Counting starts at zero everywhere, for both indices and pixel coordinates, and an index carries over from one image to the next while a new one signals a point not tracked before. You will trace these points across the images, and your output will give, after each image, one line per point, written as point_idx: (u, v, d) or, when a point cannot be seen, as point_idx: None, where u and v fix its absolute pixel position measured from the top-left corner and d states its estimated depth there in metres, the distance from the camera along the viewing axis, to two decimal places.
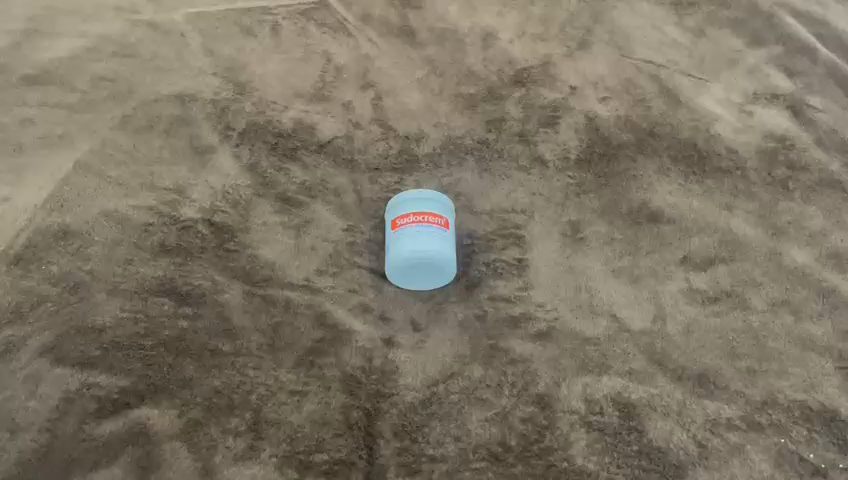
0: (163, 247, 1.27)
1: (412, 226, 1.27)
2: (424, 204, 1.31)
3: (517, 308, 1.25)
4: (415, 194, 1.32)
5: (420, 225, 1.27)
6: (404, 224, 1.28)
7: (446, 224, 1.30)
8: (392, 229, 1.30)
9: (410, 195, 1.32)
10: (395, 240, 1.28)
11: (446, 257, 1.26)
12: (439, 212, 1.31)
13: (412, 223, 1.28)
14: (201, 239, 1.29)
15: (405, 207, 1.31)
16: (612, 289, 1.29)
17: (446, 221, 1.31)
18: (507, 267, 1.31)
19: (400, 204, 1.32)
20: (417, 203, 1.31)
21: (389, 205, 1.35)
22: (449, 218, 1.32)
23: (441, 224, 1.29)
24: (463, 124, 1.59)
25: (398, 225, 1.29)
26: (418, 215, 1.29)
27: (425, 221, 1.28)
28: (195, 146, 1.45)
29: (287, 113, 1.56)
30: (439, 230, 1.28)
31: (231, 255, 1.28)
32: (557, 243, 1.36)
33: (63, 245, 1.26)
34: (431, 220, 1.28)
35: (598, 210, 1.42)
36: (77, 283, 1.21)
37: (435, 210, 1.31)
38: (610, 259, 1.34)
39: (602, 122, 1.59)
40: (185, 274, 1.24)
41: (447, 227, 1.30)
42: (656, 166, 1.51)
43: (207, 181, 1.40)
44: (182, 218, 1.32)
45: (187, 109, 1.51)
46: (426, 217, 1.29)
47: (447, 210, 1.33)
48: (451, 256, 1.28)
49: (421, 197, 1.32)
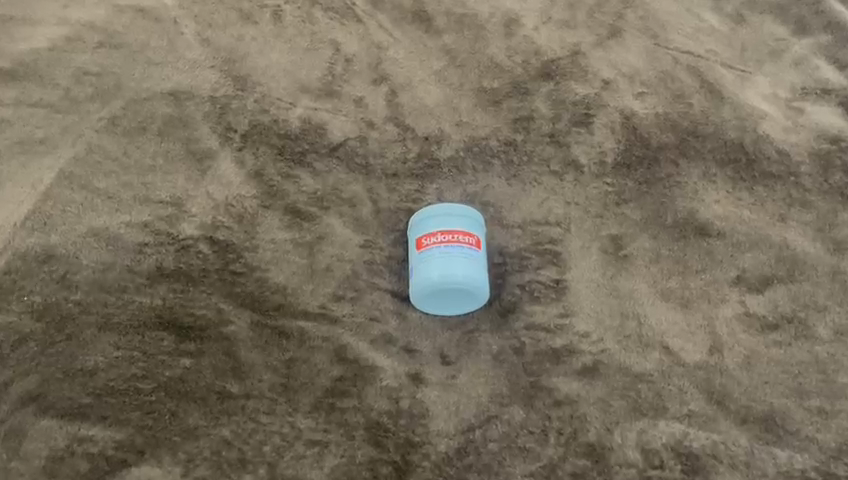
0: (160, 270, 1.13)
1: (440, 248, 1.13)
2: (451, 220, 1.17)
3: (559, 338, 1.12)
4: (442, 209, 1.17)
5: (448, 246, 1.13)
6: (431, 245, 1.14)
7: (477, 242, 1.16)
8: (417, 249, 1.15)
9: (436, 209, 1.18)
10: (421, 263, 1.14)
11: (478, 282, 1.13)
12: (469, 229, 1.17)
13: (440, 243, 1.14)
14: (203, 260, 1.15)
15: (430, 224, 1.17)
16: (662, 315, 1.16)
17: (477, 239, 1.16)
18: (544, 290, 1.18)
19: (424, 220, 1.17)
20: (445, 219, 1.17)
21: (411, 221, 1.20)
22: (479, 234, 1.18)
23: (472, 244, 1.15)
24: (488, 123, 1.44)
25: (424, 245, 1.15)
26: (446, 234, 1.14)
27: (455, 241, 1.14)
28: (193, 151, 1.30)
29: (293, 111, 1.41)
30: (470, 251, 1.14)
31: (237, 279, 1.15)
32: (598, 261, 1.23)
33: (46, 271, 1.11)
34: (461, 240, 1.14)
35: (641, 222, 1.29)
36: (64, 317, 1.07)
37: (465, 226, 1.17)
38: (657, 279, 1.21)
39: (640, 120, 1.45)
40: (185, 303, 1.10)
41: (478, 246, 1.16)
42: (701, 170, 1.38)
43: (207, 191, 1.25)
44: (180, 236, 1.18)
45: (183, 108, 1.36)
46: (455, 237, 1.14)
47: (477, 225, 1.19)
48: (484, 279, 1.14)
49: (449, 212, 1.17)
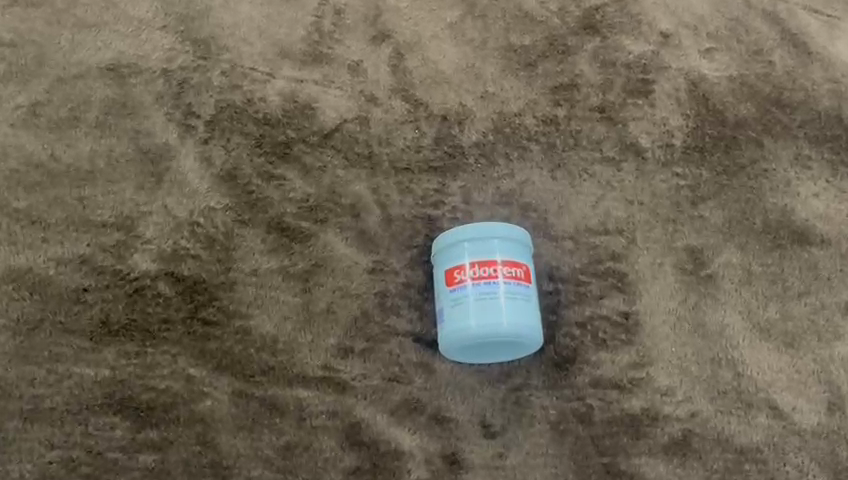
0: (106, 327, 0.85)
1: (479, 286, 0.85)
2: (491, 242, 0.88)
3: (636, 399, 0.87)
4: (477, 227, 0.88)
5: (491, 283, 0.85)
6: (467, 280, 0.86)
7: (526, 274, 0.88)
8: (448, 284, 0.87)
9: (470, 228, 0.88)
10: (454, 305, 0.86)
11: (530, 331, 0.85)
12: (516, 256, 0.88)
13: (480, 279, 0.86)
14: (163, 308, 0.87)
15: (465, 248, 0.88)
16: (764, 358, 0.90)
17: (527, 268, 0.88)
18: (611, 329, 0.92)
19: (456, 242, 0.88)
20: (483, 242, 0.88)
21: (436, 242, 0.91)
22: (528, 261, 0.89)
23: (520, 278, 0.87)
24: (519, 93, 1.13)
25: (457, 279, 0.87)
26: (487, 266, 0.86)
27: (498, 277, 0.86)
28: (143, 148, 0.99)
29: (272, 85, 1.09)
30: (518, 288, 0.86)
31: (210, 331, 0.87)
32: (675, 283, 0.96)
33: None
34: (507, 273, 0.86)
35: (724, 227, 1.01)
36: None
37: (509, 252, 0.88)
38: (751, 308, 0.94)
39: (711, 87, 1.15)
40: (142, 372, 0.83)
41: (528, 279, 0.88)
42: (791, 153, 1.09)
43: (164, 205, 0.95)
44: (131, 274, 0.89)
45: (127, 88, 1.04)
46: (498, 270, 0.86)
47: (524, 247, 0.90)
48: (537, 324, 0.87)
49: (488, 231, 0.88)
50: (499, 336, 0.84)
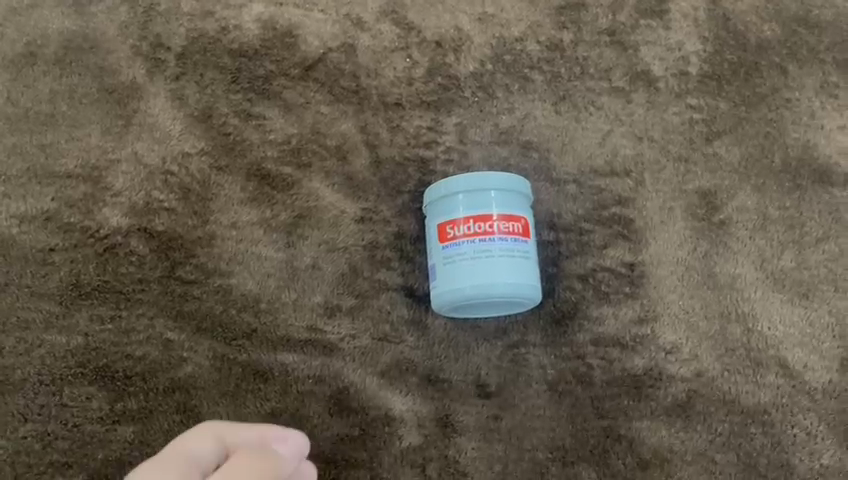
0: (77, 290, 0.80)
1: (473, 243, 0.79)
2: (487, 195, 0.81)
3: (638, 358, 0.83)
4: (472, 178, 0.81)
5: (486, 241, 0.79)
6: (461, 237, 0.80)
7: (523, 227, 0.81)
8: (440, 240, 0.81)
9: (464, 179, 0.81)
10: (447, 263, 0.80)
11: (526, 290, 0.80)
12: (512, 208, 0.81)
13: (474, 236, 0.79)
14: (137, 267, 0.82)
15: (458, 201, 0.81)
16: (776, 312, 0.85)
17: (525, 221, 0.82)
18: (614, 281, 0.87)
19: (449, 194, 0.81)
20: (478, 195, 0.81)
21: (428, 191, 0.84)
22: (525, 213, 0.83)
23: (518, 235, 0.80)
24: (521, 15, 1.03)
25: (450, 236, 0.80)
26: (482, 222, 0.80)
27: (493, 233, 0.79)
28: (108, 87, 0.91)
29: (248, 10, 0.99)
30: (514, 244, 0.80)
31: (189, 290, 0.82)
32: (685, 230, 0.90)
33: None
34: (504, 229, 0.80)
35: (741, 166, 0.94)
36: None
37: (507, 205, 0.81)
38: (765, 256, 0.88)
39: (733, 5, 1.03)
40: (117, 338, 0.79)
41: (525, 233, 0.81)
42: (817, 80, 1.00)
43: (134, 151, 0.88)
44: (101, 231, 0.83)
45: (87, 18, 0.94)
46: (493, 225, 0.80)
47: (521, 197, 0.83)
48: (535, 281, 0.81)
49: (483, 181, 0.81)
50: (494, 298, 0.79)
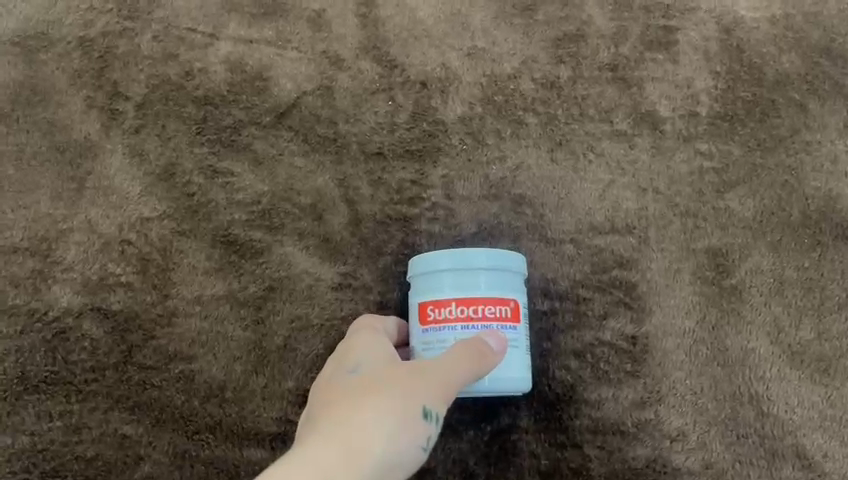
0: (23, 383, 0.76)
1: (455, 329, 0.69)
2: (476, 274, 0.71)
3: (641, 447, 0.78)
4: (459, 254, 0.71)
5: (469, 327, 0.69)
6: (442, 321, 0.70)
7: (513, 310, 0.71)
8: (419, 321, 0.71)
9: (450, 254, 0.71)
10: (425, 350, 0.70)
11: (512, 383, 0.70)
12: (501, 289, 0.71)
13: (456, 322, 0.69)
14: (89, 353, 0.77)
15: (442, 278, 0.71)
16: (793, 392, 0.79)
17: (515, 303, 0.72)
18: (615, 358, 0.80)
19: (434, 270, 0.72)
20: (465, 273, 0.71)
21: (414, 263, 0.74)
22: (516, 292, 0.72)
23: (507, 321, 0.70)
24: (514, 49, 0.88)
25: (431, 319, 0.70)
26: (467, 305, 0.70)
27: (477, 319, 0.69)
28: (59, 145, 0.83)
29: (215, 50, 0.87)
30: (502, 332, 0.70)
31: (147, 378, 0.77)
32: (693, 297, 0.82)
33: None
34: (490, 315, 0.70)
35: (756, 221, 0.84)
36: None
37: (497, 286, 0.71)
38: (783, 327, 0.81)
39: (749, 33, 0.88)
40: (66, 437, 0.76)
41: (515, 317, 0.71)
42: (842, 118, 0.86)
43: (87, 218, 0.81)
44: (48, 314, 0.78)
45: (36, 67, 0.86)
46: (479, 310, 0.70)
47: (513, 273, 0.73)
48: (523, 372, 0.72)
49: (472, 259, 0.71)
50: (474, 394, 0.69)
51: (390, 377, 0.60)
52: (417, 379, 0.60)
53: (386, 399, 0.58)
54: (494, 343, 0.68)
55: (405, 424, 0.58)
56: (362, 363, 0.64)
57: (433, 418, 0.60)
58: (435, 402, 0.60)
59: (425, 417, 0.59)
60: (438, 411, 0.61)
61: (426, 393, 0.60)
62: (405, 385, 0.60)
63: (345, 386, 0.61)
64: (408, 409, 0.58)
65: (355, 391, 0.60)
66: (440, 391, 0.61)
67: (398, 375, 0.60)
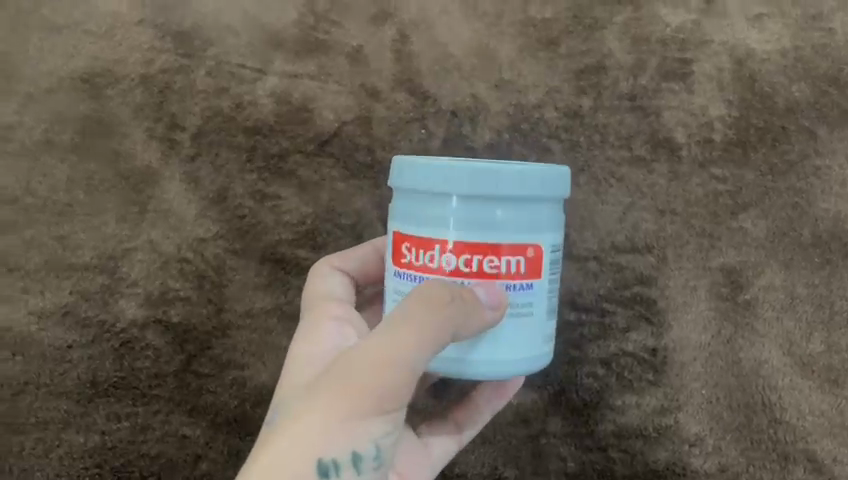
0: (94, 388, 0.87)
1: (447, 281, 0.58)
2: (486, 205, 0.57)
3: (662, 451, 0.86)
4: (463, 175, 0.57)
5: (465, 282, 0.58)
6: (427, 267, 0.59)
7: (526, 260, 0.59)
8: (396, 261, 0.61)
9: (450, 173, 0.58)
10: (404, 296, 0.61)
11: (519, 363, 0.60)
12: (518, 231, 0.58)
13: (442, 273, 0.58)
14: (152, 361, 0.87)
15: (437, 206, 0.58)
16: (804, 400, 0.85)
17: (534, 249, 0.59)
18: (636, 369, 0.87)
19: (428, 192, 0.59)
20: (472, 204, 0.57)
21: (401, 168, 0.61)
22: (534, 238, 0.59)
23: (517, 278, 0.58)
24: (538, 80, 0.92)
25: (412, 261, 0.60)
26: (468, 250, 0.57)
27: (473, 272, 0.58)
28: (124, 173, 0.90)
29: (263, 84, 0.92)
30: (510, 293, 0.58)
31: (204, 384, 0.87)
32: (708, 311, 0.88)
33: None
34: (497, 266, 0.58)
35: (767, 241, 0.89)
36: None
37: (512, 225, 0.58)
38: (794, 340, 0.86)
39: (760, 65, 0.91)
40: (133, 436, 0.87)
41: (528, 272, 0.59)
42: None
43: (149, 239, 0.89)
44: (116, 326, 0.87)
45: (102, 101, 0.92)
46: (477, 262, 0.58)
47: (538, 203, 0.59)
48: (534, 346, 0.61)
49: (480, 185, 0.57)
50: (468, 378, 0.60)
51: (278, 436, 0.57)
52: (309, 421, 0.56)
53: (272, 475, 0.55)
54: (484, 294, 0.57)
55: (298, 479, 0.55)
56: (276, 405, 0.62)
57: (338, 470, 0.57)
58: (339, 432, 0.56)
59: (326, 475, 0.56)
60: (342, 460, 0.56)
61: (320, 448, 0.56)
62: (291, 450, 0.56)
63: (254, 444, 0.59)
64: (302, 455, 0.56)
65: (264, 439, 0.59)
66: (339, 434, 0.56)
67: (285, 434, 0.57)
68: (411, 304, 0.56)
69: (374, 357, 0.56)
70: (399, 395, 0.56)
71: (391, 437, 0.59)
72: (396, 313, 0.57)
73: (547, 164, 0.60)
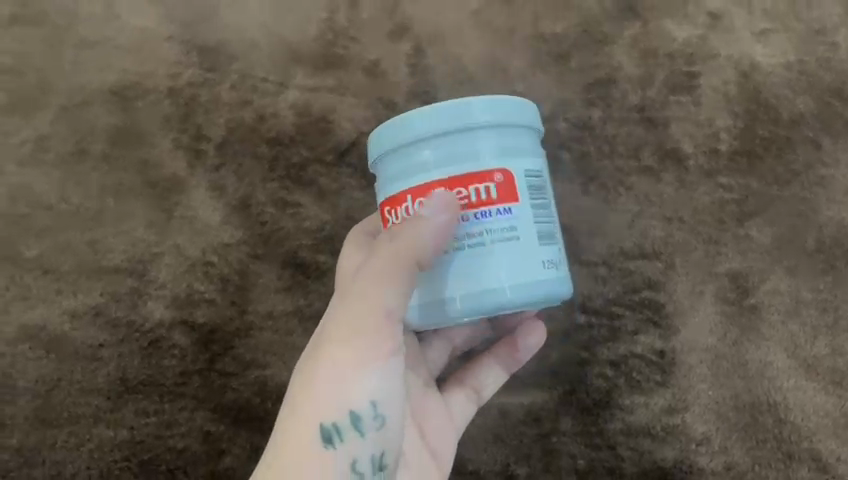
0: (123, 385, 0.90)
1: None
2: (446, 144, 0.63)
3: (670, 449, 0.88)
4: (419, 119, 0.63)
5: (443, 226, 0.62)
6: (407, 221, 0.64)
7: (495, 184, 0.62)
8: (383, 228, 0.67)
9: (405, 124, 0.64)
10: None
11: (524, 286, 0.62)
12: (482, 161, 0.62)
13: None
14: (178, 360, 0.91)
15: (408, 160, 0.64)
16: (809, 401, 0.88)
17: (502, 173, 0.63)
18: (644, 370, 0.90)
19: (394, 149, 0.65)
20: (434, 147, 0.63)
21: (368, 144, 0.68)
22: (502, 162, 0.63)
23: (494, 205, 0.62)
24: (549, 92, 0.96)
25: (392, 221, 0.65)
26: (439, 193, 0.62)
27: (444, 207, 0.62)
28: (152, 181, 0.95)
29: (285, 97, 0.96)
30: (489, 222, 0.62)
31: (227, 382, 0.91)
32: (715, 315, 0.90)
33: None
34: (469, 200, 0.62)
35: (773, 247, 0.91)
36: (20, 464, 0.89)
37: (476, 155, 0.63)
38: (799, 343, 0.89)
39: (764, 77, 0.94)
40: (160, 431, 0.90)
41: (501, 197, 0.62)
42: None
43: (176, 244, 0.93)
44: (145, 325, 0.91)
45: (132, 112, 0.96)
46: (445, 197, 0.62)
47: (500, 130, 0.64)
48: (538, 268, 0.62)
49: (435, 125, 0.63)
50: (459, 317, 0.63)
51: (283, 420, 0.64)
52: (305, 397, 0.63)
53: (284, 452, 0.62)
54: (432, 207, 0.62)
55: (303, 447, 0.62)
56: None
57: (341, 434, 0.62)
58: (329, 395, 0.62)
59: (331, 440, 0.62)
60: (341, 424, 0.62)
61: (318, 417, 0.62)
62: (296, 427, 0.62)
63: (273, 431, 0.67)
64: (302, 426, 0.62)
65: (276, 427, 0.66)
66: (331, 401, 0.62)
67: (288, 416, 0.63)
68: (368, 259, 0.64)
69: (346, 321, 0.63)
70: (373, 344, 0.63)
71: (387, 396, 0.64)
72: (358, 279, 0.64)
73: (509, 97, 0.66)
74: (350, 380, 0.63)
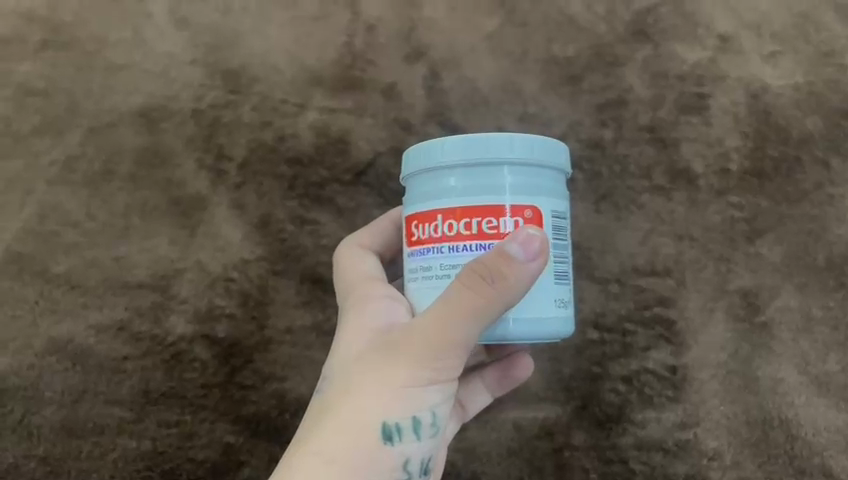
0: (146, 396, 0.93)
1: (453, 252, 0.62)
2: (486, 170, 0.62)
3: (681, 464, 0.90)
4: (464, 142, 0.63)
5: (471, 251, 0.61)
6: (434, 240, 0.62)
7: (524, 221, 0.62)
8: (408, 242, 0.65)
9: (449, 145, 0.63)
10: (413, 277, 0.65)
11: (538, 323, 0.63)
12: (518, 193, 0.62)
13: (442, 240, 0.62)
14: (200, 373, 0.93)
15: (443, 180, 0.63)
16: (820, 417, 0.89)
17: (534, 210, 0.62)
18: (656, 386, 0.91)
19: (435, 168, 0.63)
20: (475, 171, 0.62)
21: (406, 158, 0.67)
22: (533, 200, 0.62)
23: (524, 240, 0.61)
24: (562, 113, 0.98)
25: (419, 238, 0.64)
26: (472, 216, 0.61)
27: (473, 236, 0.61)
28: (176, 199, 0.98)
29: (304, 118, 0.99)
30: None
31: (247, 395, 0.93)
32: (726, 333, 0.92)
33: (22, 407, 0.93)
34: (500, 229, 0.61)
35: (783, 265, 0.93)
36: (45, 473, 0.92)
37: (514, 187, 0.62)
38: (809, 359, 0.90)
39: (774, 98, 0.96)
40: (181, 442, 0.93)
41: None
42: None
43: (199, 260, 0.96)
44: (167, 339, 0.94)
45: (157, 133, 0.99)
46: (476, 224, 0.61)
47: (537, 169, 0.64)
48: (552, 310, 0.63)
49: (477, 150, 0.62)
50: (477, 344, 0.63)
51: (343, 410, 0.65)
52: (372, 391, 0.65)
53: (337, 441, 0.64)
54: (520, 244, 0.60)
55: (367, 439, 0.64)
56: (325, 378, 0.70)
57: (400, 433, 0.65)
58: (394, 394, 0.64)
59: (390, 438, 0.65)
60: (404, 425, 0.65)
61: (383, 414, 0.64)
62: (353, 421, 0.64)
63: (316, 408, 0.68)
64: (366, 419, 0.64)
65: (323, 406, 0.67)
66: (398, 402, 0.64)
67: (351, 408, 0.65)
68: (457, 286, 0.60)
69: (427, 335, 0.63)
70: (448, 359, 0.64)
71: (445, 402, 0.67)
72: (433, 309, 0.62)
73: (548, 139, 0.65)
74: (417, 386, 0.65)
